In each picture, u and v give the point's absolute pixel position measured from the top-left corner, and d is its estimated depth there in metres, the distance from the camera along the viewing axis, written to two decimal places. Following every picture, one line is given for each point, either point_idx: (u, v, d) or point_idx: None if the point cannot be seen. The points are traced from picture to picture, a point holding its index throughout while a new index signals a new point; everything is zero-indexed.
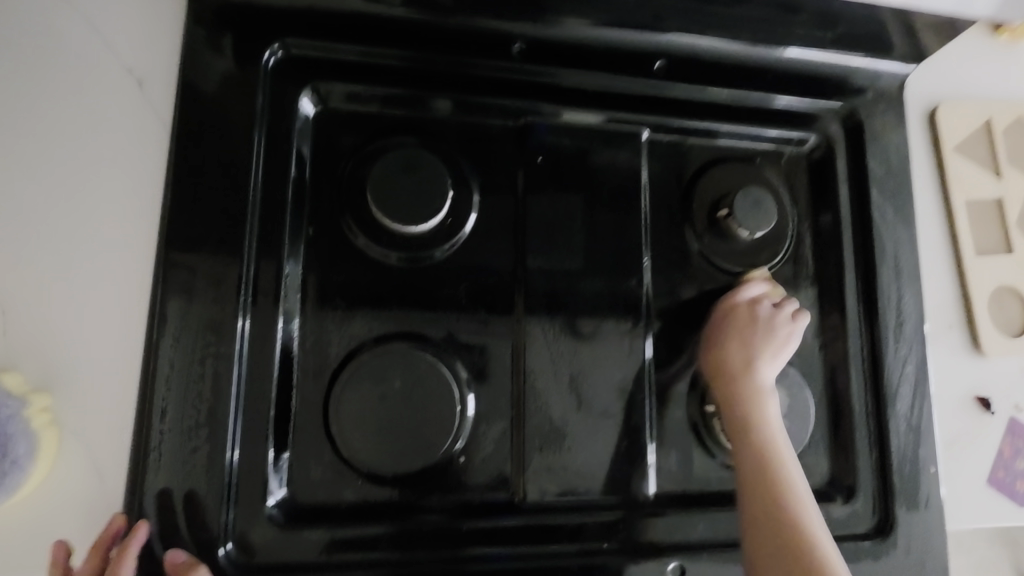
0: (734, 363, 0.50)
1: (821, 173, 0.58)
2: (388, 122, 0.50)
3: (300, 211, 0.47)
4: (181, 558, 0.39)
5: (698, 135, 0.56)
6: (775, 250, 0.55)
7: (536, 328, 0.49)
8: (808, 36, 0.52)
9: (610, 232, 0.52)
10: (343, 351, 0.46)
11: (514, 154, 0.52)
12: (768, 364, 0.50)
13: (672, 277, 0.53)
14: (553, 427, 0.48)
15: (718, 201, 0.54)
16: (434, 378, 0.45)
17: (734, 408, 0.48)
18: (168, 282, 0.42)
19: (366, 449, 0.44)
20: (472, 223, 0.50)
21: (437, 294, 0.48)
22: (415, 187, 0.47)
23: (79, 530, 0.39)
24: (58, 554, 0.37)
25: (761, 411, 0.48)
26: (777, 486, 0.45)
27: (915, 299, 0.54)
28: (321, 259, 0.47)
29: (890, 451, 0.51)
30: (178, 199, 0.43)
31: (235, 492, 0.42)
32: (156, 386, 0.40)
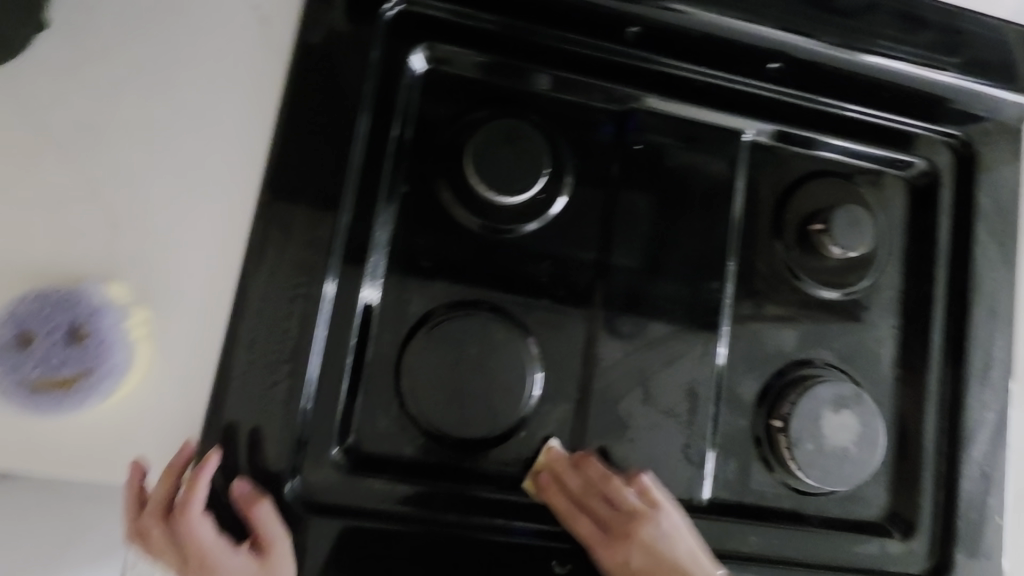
0: (618, 534, 0.46)
1: (923, 202, 0.55)
2: (491, 90, 0.50)
3: (396, 168, 0.47)
4: (247, 490, 0.40)
5: (800, 145, 0.54)
6: (865, 273, 0.53)
7: (610, 316, 0.49)
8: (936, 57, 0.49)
9: (697, 231, 0.51)
10: (421, 311, 0.46)
11: (611, 139, 0.51)
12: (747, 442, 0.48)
13: (754, 287, 0.52)
14: (616, 418, 0.48)
15: (813, 213, 0.53)
16: (509, 349, 0.46)
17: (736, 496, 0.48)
18: (268, 220, 0.43)
19: (433, 410, 0.44)
20: (560, 206, 0.49)
21: (518, 269, 0.48)
22: (511, 159, 0.47)
23: (158, 443, 0.40)
24: (137, 475, 0.39)
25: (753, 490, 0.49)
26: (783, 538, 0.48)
27: (1005, 346, 0.52)
28: (411, 218, 0.47)
29: (957, 496, 0.50)
30: (287, 139, 0.44)
31: (307, 431, 0.42)
32: (247, 317, 0.41)
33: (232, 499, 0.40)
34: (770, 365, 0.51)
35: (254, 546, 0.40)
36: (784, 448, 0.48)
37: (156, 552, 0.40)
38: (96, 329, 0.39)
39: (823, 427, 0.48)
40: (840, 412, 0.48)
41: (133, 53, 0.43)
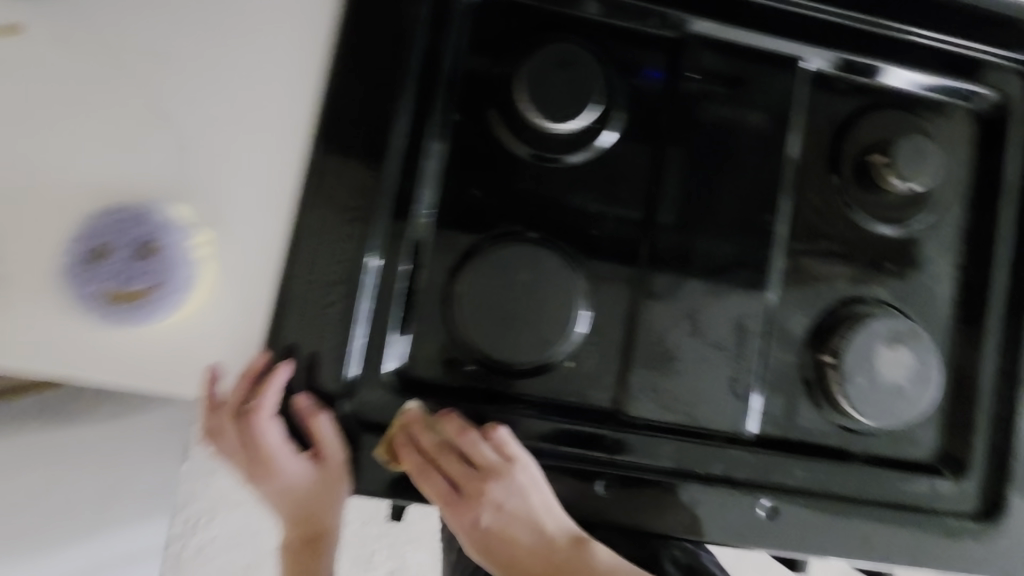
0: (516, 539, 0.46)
1: (989, 136, 0.53)
2: (543, 16, 0.48)
3: (447, 95, 0.46)
4: (308, 404, 0.42)
5: (861, 74, 0.52)
6: (925, 209, 0.51)
7: (420, 457, 0.44)
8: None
9: (751, 164, 0.50)
10: (471, 240, 0.46)
11: (665, 69, 0.50)
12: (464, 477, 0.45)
13: (807, 223, 0.51)
14: (663, 349, 0.47)
15: (871, 146, 0.51)
16: (557, 279, 0.45)
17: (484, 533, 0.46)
18: (325, 144, 0.43)
19: (484, 335, 0.45)
20: (610, 137, 0.49)
21: (567, 199, 0.48)
22: (564, 85, 0.46)
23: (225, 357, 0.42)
24: (211, 380, 0.41)
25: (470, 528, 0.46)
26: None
27: None
28: (460, 148, 0.47)
29: (1010, 437, 0.49)
30: (341, 63, 0.43)
31: (361, 352, 0.43)
32: (304, 239, 0.42)
33: (293, 410, 0.43)
34: (822, 303, 0.50)
35: (312, 456, 0.44)
36: (835, 383, 0.48)
37: (229, 449, 0.45)
38: (165, 245, 0.41)
39: (876, 361, 0.47)
40: (896, 347, 0.47)
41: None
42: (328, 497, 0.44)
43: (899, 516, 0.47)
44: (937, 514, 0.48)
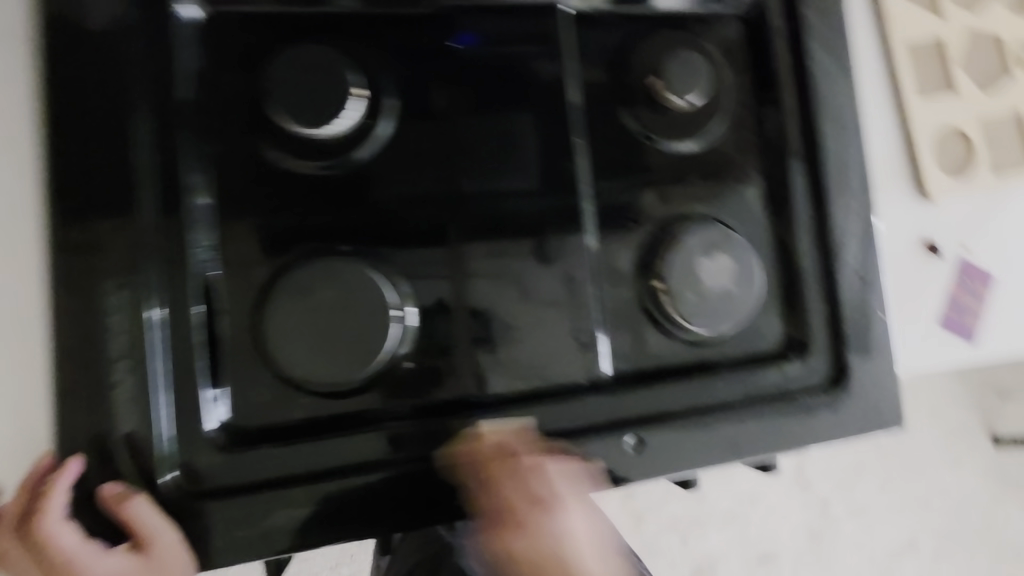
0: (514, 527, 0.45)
1: (756, 32, 0.54)
2: (279, 20, 0.46)
3: (194, 130, 0.43)
4: (119, 490, 0.39)
5: (622, 4, 0.52)
6: (712, 118, 0.52)
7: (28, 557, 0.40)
8: None
9: (534, 118, 0.49)
10: (266, 271, 0.44)
11: (422, 44, 0.48)
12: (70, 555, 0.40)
13: (607, 160, 0.51)
14: (497, 322, 0.47)
15: (647, 70, 0.51)
16: (362, 286, 0.43)
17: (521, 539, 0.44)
18: (67, 218, 0.40)
19: (301, 365, 0.42)
20: (388, 125, 0.47)
21: (361, 202, 0.46)
22: (314, 87, 0.44)
23: (18, 465, 0.42)
24: None
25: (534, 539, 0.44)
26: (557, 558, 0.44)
27: (856, 151, 0.53)
28: (227, 179, 0.44)
29: (839, 305, 0.51)
30: (60, 131, 0.41)
31: (172, 422, 0.41)
32: (72, 324, 0.39)
33: (100, 500, 0.40)
34: (639, 232, 0.51)
35: (126, 549, 0.40)
36: (666, 306, 0.49)
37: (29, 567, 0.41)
38: None
39: (699, 273, 0.49)
40: (713, 258, 0.49)
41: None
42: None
43: (758, 410, 0.49)
44: (790, 398, 0.50)
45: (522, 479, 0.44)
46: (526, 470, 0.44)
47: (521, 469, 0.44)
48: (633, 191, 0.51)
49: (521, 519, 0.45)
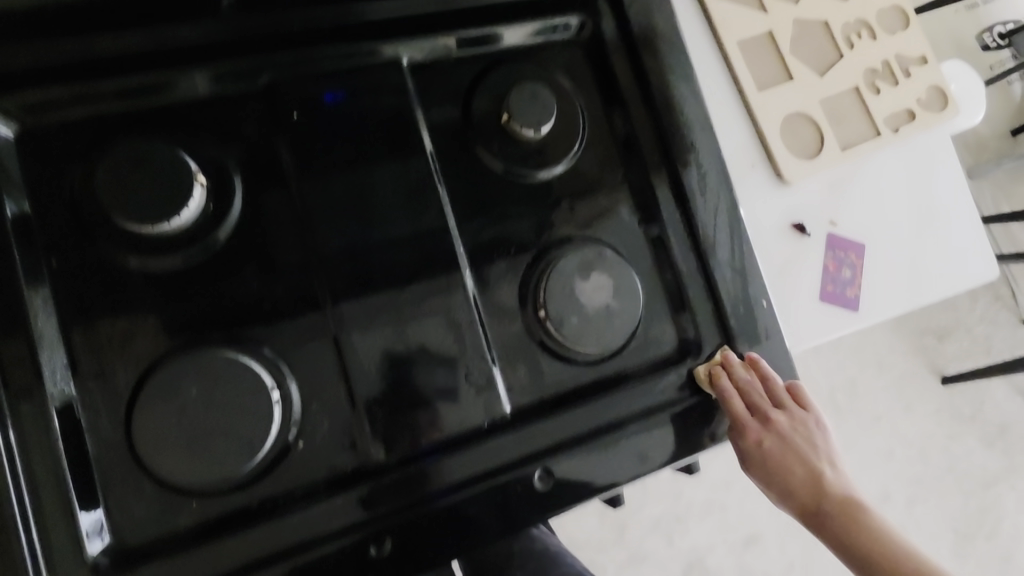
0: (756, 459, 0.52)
1: (596, 54, 0.57)
2: (107, 122, 0.45)
3: (29, 249, 0.42)
4: None
5: (461, 47, 0.53)
6: (572, 141, 0.54)
7: None
8: None
9: (392, 170, 0.49)
10: (131, 379, 0.42)
11: (265, 120, 0.49)
12: None
13: (473, 200, 0.52)
14: (386, 382, 0.46)
15: (496, 108, 0.53)
16: (232, 374, 0.42)
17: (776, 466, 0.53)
18: None
19: (179, 470, 0.41)
20: (238, 206, 0.47)
21: (224, 287, 0.45)
22: (149, 184, 0.43)
23: None
24: None
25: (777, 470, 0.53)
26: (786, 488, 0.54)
27: (711, 151, 0.55)
28: (75, 292, 0.43)
29: (722, 299, 0.53)
30: None
31: (44, 557, 0.38)
32: None
33: None
34: (519, 265, 0.51)
35: None
36: (553, 333, 0.49)
37: None
38: None
39: (578, 295, 0.49)
40: (588, 277, 0.50)
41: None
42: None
43: (659, 418, 0.50)
44: (689, 398, 0.52)
45: (443, 531, 0.45)
46: (441, 521, 0.45)
47: (436, 520, 0.45)
48: (504, 226, 0.52)
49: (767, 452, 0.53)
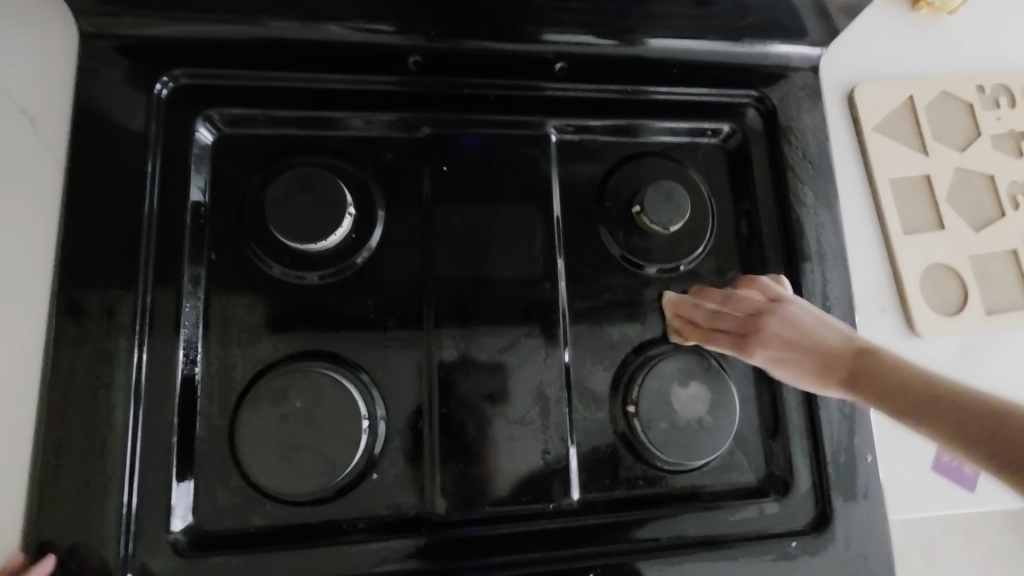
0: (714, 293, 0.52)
1: (740, 162, 0.57)
2: (289, 143, 0.51)
3: (198, 239, 0.47)
4: None
5: (607, 134, 0.55)
6: (696, 244, 0.54)
7: None
8: (695, 34, 0.53)
9: (518, 234, 0.51)
10: (248, 374, 0.46)
11: (417, 164, 0.52)
12: None
13: (589, 279, 0.52)
14: (467, 437, 0.47)
15: (630, 197, 0.54)
16: (336, 396, 0.45)
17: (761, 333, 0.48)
18: (64, 318, 0.42)
19: (266, 473, 0.43)
20: (376, 240, 0.50)
21: (344, 311, 0.48)
22: (309, 205, 0.47)
23: None
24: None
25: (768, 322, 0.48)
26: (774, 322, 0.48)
27: (841, 284, 0.53)
28: (222, 285, 0.47)
29: (822, 442, 0.50)
30: (71, 233, 0.44)
31: (135, 521, 0.42)
32: (52, 418, 0.41)
33: None
34: (618, 352, 0.51)
35: None
36: (639, 432, 0.48)
37: None
38: None
39: (673, 400, 0.49)
40: (687, 384, 0.49)
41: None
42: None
43: (731, 550, 0.48)
44: (767, 538, 0.49)
45: None
46: None
47: None
48: (612, 310, 0.52)
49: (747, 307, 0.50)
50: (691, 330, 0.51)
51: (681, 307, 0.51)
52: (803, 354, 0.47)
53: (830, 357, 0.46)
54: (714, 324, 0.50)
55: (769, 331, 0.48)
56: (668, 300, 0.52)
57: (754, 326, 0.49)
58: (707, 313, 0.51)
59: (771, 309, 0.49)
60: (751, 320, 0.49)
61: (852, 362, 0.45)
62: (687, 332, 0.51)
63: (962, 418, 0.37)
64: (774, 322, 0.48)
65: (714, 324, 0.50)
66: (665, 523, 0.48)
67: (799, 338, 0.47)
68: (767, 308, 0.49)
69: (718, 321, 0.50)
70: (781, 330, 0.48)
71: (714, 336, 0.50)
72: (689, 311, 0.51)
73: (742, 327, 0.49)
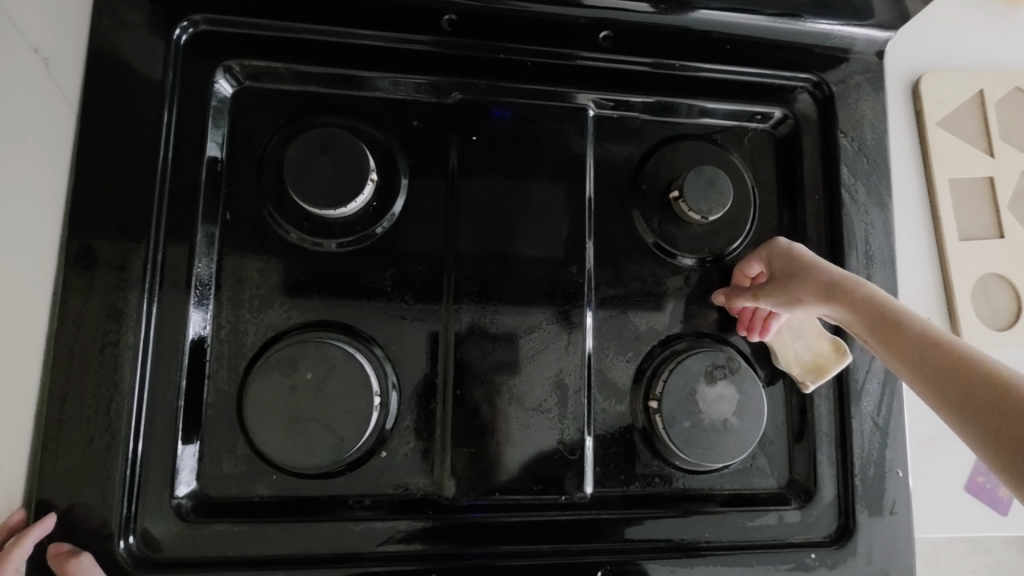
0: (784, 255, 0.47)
1: (788, 151, 0.53)
2: (313, 101, 0.48)
3: (213, 195, 0.45)
4: (64, 550, 0.38)
5: (647, 112, 0.52)
6: (733, 235, 0.51)
7: None
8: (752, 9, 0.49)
9: (547, 213, 0.49)
10: (259, 340, 0.44)
11: (445, 132, 0.49)
12: None
13: (618, 265, 0.50)
14: (480, 420, 0.45)
15: (668, 182, 0.51)
16: (348, 369, 0.43)
17: (819, 289, 0.44)
18: (71, 271, 0.41)
19: (273, 444, 0.42)
20: (398, 209, 0.48)
21: (360, 282, 0.46)
22: (329, 168, 0.45)
23: None
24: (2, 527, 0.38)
25: (826, 279, 0.44)
26: (836, 286, 0.44)
27: (887, 288, 0.50)
28: (236, 246, 0.45)
29: (851, 453, 0.48)
30: (83, 181, 0.42)
31: (138, 483, 0.41)
32: (58, 373, 0.40)
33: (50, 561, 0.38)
34: (644, 345, 0.49)
35: None
36: (660, 429, 0.46)
37: None
38: None
39: (699, 398, 0.46)
40: (714, 383, 0.47)
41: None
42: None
43: (745, 557, 0.46)
44: (784, 547, 0.47)
45: None
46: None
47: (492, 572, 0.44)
48: (641, 300, 0.49)
49: (803, 271, 0.46)
50: (764, 286, 0.47)
51: (769, 257, 0.48)
52: (851, 317, 0.43)
53: (867, 322, 0.42)
54: (796, 281, 0.46)
55: (810, 293, 0.45)
56: (774, 245, 0.47)
57: (845, 287, 0.43)
58: (797, 266, 0.46)
59: (812, 278, 0.45)
60: (811, 280, 0.45)
61: (880, 324, 0.41)
62: (750, 293, 0.48)
63: (961, 382, 0.35)
64: (836, 288, 0.44)
65: (786, 278, 0.46)
66: (680, 524, 0.46)
67: (847, 297, 0.43)
68: (813, 274, 0.45)
69: (790, 276, 0.46)
70: (819, 297, 0.44)
71: (800, 296, 0.45)
72: (769, 263, 0.48)
73: (799, 286, 0.45)
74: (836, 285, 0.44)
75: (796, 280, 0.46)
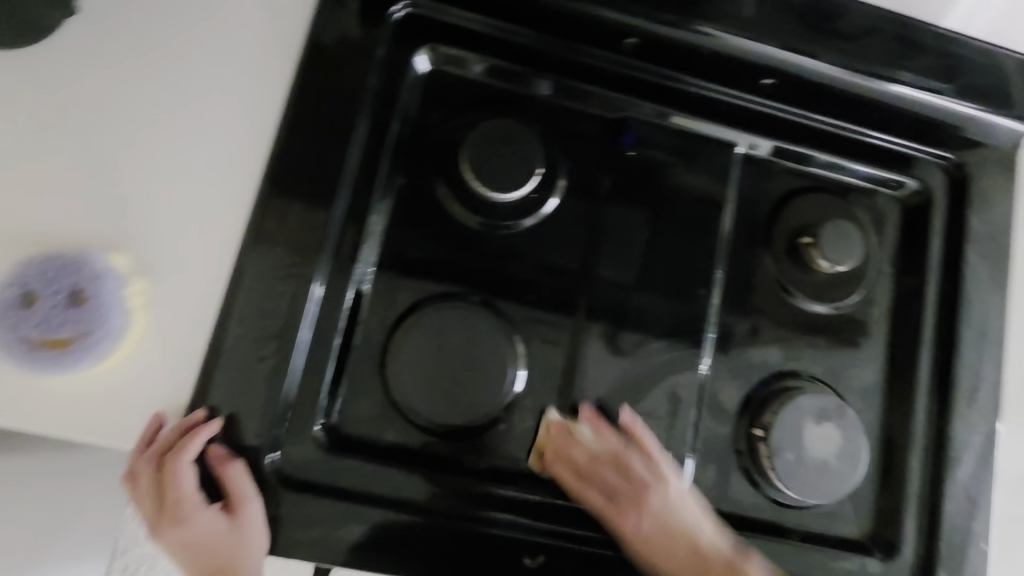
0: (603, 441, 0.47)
1: (915, 222, 0.56)
2: (491, 93, 0.51)
3: (392, 161, 0.49)
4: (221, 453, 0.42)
5: (793, 160, 0.55)
6: (851, 291, 0.53)
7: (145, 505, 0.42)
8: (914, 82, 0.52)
9: (685, 236, 0.52)
10: (409, 299, 0.47)
11: (603, 146, 0.52)
12: (185, 492, 0.41)
13: (743, 297, 0.52)
14: (597, 416, 0.48)
15: (800, 228, 0.53)
16: (492, 340, 0.47)
17: (641, 503, 0.47)
18: (269, 204, 0.44)
19: (414, 395, 0.45)
20: (551, 207, 0.51)
21: (507, 266, 0.49)
22: (504, 157, 0.49)
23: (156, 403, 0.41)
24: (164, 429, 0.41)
25: (639, 463, 0.47)
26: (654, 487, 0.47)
27: (995, 369, 0.52)
28: (405, 212, 0.48)
29: (940, 519, 0.50)
30: (293, 124, 0.45)
31: (291, 408, 0.44)
32: (242, 293, 0.43)
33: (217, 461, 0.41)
34: (755, 375, 0.51)
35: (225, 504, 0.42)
36: (762, 456, 0.49)
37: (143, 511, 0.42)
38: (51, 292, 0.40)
39: (805, 436, 0.48)
40: (822, 424, 0.48)
41: (131, 37, 0.45)
42: (239, 552, 0.41)
43: None
44: None
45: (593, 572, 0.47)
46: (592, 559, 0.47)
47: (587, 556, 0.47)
48: (760, 333, 0.52)
49: (627, 469, 0.47)
50: (605, 470, 0.47)
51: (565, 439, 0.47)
52: (670, 537, 0.47)
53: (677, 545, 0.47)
54: (618, 476, 0.47)
55: (647, 498, 0.47)
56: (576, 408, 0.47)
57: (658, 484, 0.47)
58: (607, 452, 0.47)
59: (644, 482, 0.47)
60: (636, 482, 0.47)
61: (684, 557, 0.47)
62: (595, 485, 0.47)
63: None
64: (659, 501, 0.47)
65: (625, 485, 0.47)
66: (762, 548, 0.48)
67: (657, 501, 0.47)
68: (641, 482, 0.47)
69: (598, 473, 0.47)
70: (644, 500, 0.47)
71: (626, 498, 0.47)
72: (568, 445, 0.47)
73: (626, 498, 0.47)
74: (656, 487, 0.47)
75: (626, 490, 0.47)
